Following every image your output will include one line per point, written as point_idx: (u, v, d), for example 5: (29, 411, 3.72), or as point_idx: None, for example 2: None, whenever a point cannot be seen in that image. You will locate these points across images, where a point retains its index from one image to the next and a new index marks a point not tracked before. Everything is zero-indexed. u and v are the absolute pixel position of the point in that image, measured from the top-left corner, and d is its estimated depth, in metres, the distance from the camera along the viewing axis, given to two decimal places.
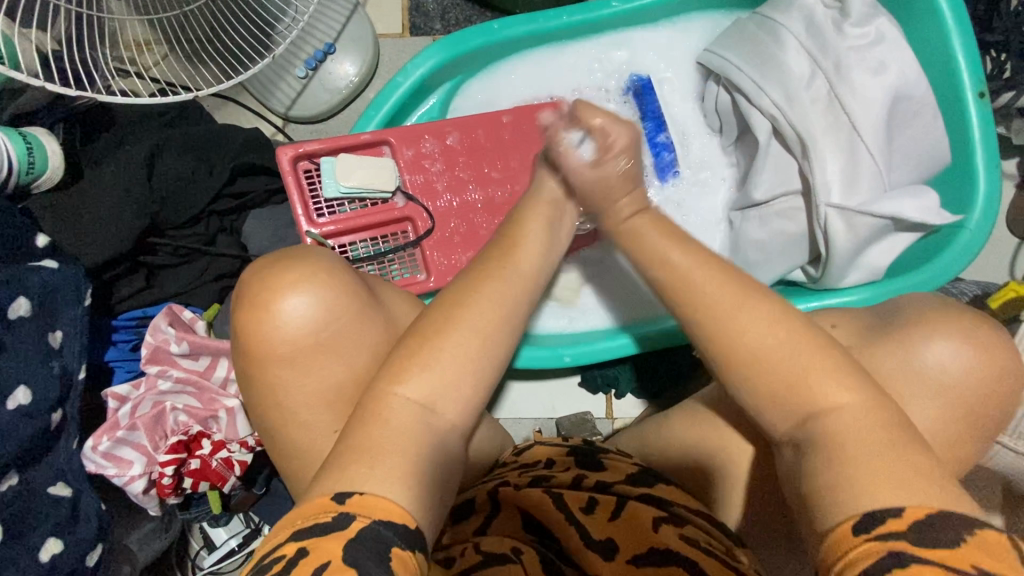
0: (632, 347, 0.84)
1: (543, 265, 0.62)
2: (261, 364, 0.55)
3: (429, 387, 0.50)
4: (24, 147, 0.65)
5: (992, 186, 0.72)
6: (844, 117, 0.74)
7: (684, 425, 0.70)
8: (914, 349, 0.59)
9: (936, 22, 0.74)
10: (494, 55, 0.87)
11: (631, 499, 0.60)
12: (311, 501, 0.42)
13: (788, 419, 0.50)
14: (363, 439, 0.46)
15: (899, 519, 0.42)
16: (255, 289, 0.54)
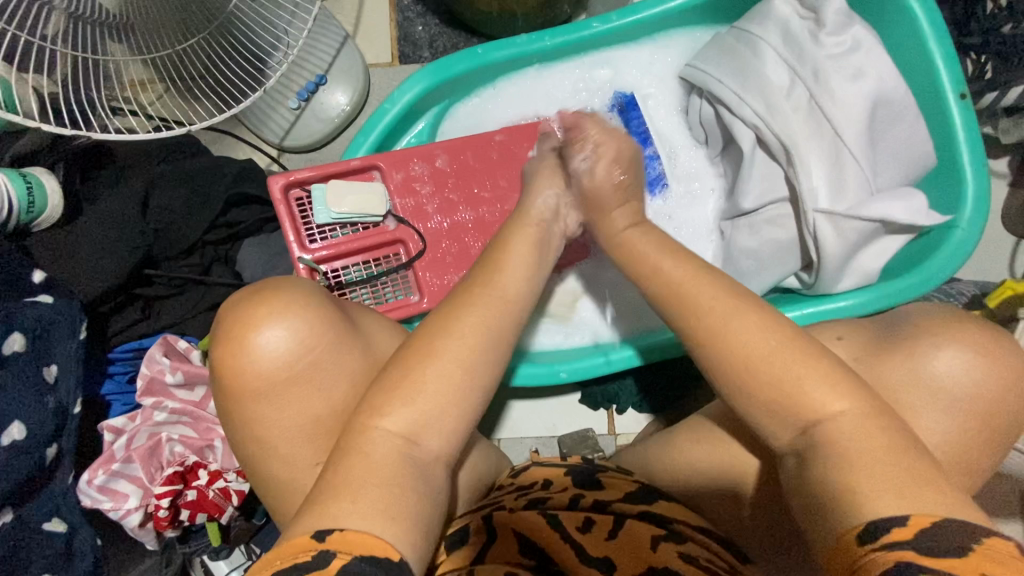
0: (630, 361, 0.83)
1: (531, 286, 0.63)
2: (237, 397, 0.55)
3: (411, 417, 0.51)
4: (24, 188, 0.66)
5: (979, 185, 0.72)
6: (826, 124, 0.74)
7: (693, 446, 0.71)
8: (920, 358, 0.61)
9: (910, 28, 0.75)
10: (480, 79, 0.89)
11: (629, 518, 0.60)
12: (291, 540, 0.42)
13: (791, 455, 0.51)
14: (347, 474, 0.47)
15: (905, 528, 0.42)
16: (230, 324, 0.55)
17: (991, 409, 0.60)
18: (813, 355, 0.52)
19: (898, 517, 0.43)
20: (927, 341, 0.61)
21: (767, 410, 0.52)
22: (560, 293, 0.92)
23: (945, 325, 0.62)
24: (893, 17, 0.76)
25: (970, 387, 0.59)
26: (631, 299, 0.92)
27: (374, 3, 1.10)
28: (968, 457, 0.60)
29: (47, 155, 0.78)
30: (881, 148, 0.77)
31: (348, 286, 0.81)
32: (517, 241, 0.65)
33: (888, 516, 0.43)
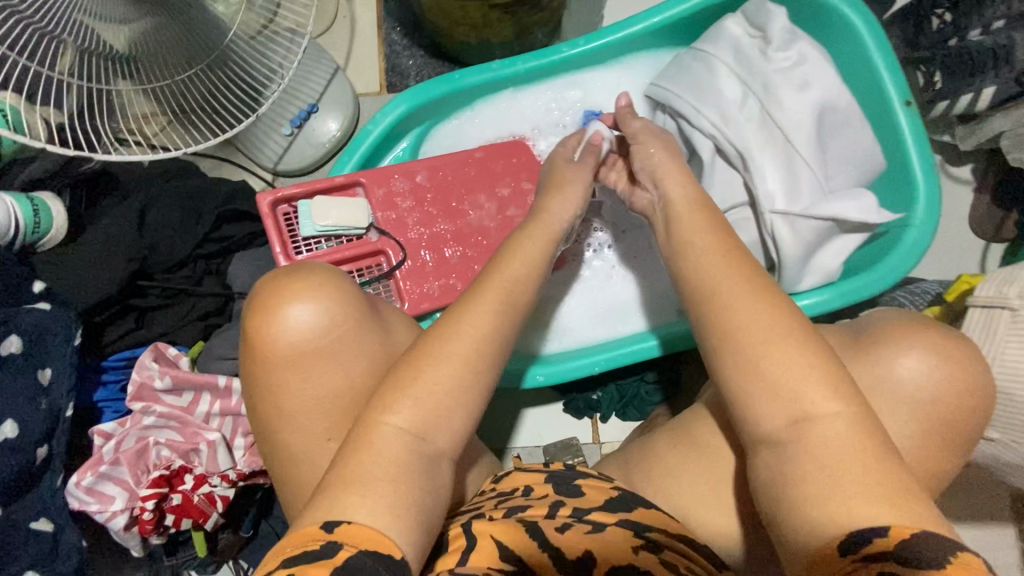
0: (619, 360, 0.87)
1: (525, 285, 0.66)
2: (266, 363, 0.58)
3: (418, 413, 0.54)
4: (30, 208, 0.72)
5: (930, 185, 0.77)
6: (778, 131, 0.79)
7: (681, 463, 0.76)
8: (890, 361, 0.62)
9: (857, 42, 0.80)
10: (458, 102, 0.95)
11: (609, 525, 0.63)
12: (301, 530, 0.46)
13: (781, 441, 0.55)
14: (353, 466, 0.50)
15: (886, 539, 0.48)
16: (269, 295, 0.59)
17: (956, 415, 0.61)
18: (790, 361, 0.55)
19: (880, 529, 0.48)
20: (892, 345, 0.62)
21: (750, 415, 0.57)
22: (545, 298, 0.96)
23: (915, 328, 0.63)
24: (838, 33, 0.82)
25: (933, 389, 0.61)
26: (620, 299, 0.97)
27: (363, 37, 1.17)
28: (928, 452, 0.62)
29: (56, 180, 0.85)
30: (833, 153, 0.82)
31: None
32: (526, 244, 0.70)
33: (869, 527, 0.49)
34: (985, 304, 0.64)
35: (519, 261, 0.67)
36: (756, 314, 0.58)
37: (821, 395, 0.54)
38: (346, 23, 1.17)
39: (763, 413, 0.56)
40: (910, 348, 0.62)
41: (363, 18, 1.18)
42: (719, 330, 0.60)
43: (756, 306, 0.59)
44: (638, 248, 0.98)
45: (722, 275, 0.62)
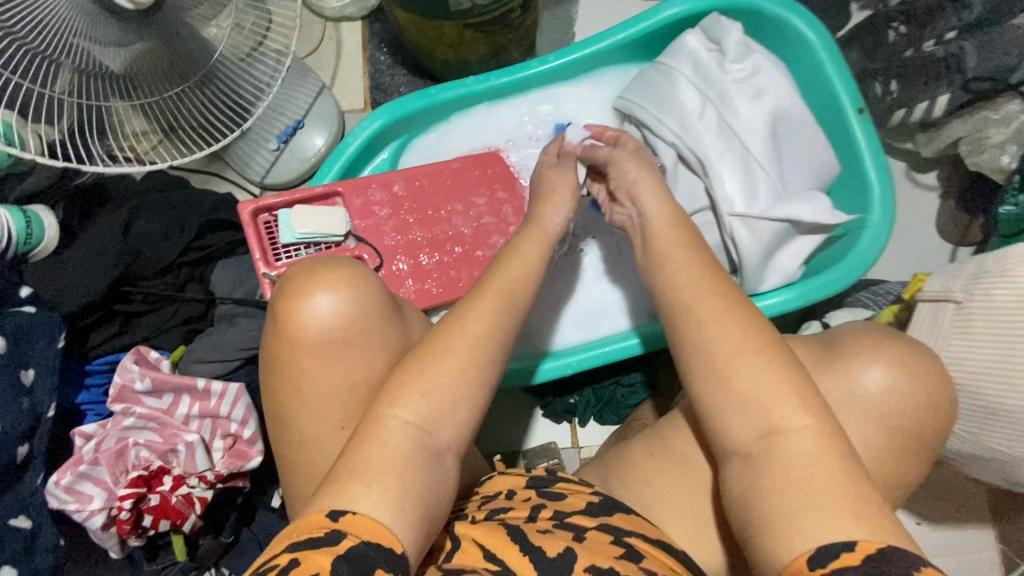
0: (598, 358, 0.90)
1: (530, 284, 0.68)
2: (292, 348, 0.60)
3: (424, 408, 0.55)
4: (23, 221, 0.77)
5: (885, 188, 0.80)
6: (733, 137, 0.83)
7: (646, 460, 0.77)
8: (855, 374, 0.60)
9: (813, 54, 0.85)
10: (435, 116, 1.00)
11: (590, 530, 0.65)
12: (309, 516, 0.49)
13: (749, 451, 0.58)
14: (361, 457, 0.53)
15: (853, 554, 0.49)
16: (300, 283, 0.61)
17: (918, 429, 0.59)
18: (765, 375, 0.58)
19: (848, 542, 0.51)
20: (857, 358, 0.60)
21: (721, 432, 0.60)
22: (543, 297, 0.98)
23: (874, 341, 0.61)
24: (794, 45, 0.87)
25: (896, 403, 0.59)
26: (603, 299, 0.99)
27: (348, 57, 1.23)
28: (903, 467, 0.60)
29: (50, 195, 0.89)
30: (789, 157, 0.85)
31: None
32: (527, 244, 0.72)
33: (837, 540, 0.51)
34: (931, 298, 0.66)
35: (525, 262, 0.69)
36: (728, 327, 0.62)
37: (791, 408, 0.57)
38: (332, 44, 1.23)
39: (733, 426, 0.59)
40: (872, 358, 0.60)
41: (349, 39, 1.23)
42: (692, 339, 0.63)
43: (721, 322, 0.62)
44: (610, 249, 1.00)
45: (693, 282, 0.66)
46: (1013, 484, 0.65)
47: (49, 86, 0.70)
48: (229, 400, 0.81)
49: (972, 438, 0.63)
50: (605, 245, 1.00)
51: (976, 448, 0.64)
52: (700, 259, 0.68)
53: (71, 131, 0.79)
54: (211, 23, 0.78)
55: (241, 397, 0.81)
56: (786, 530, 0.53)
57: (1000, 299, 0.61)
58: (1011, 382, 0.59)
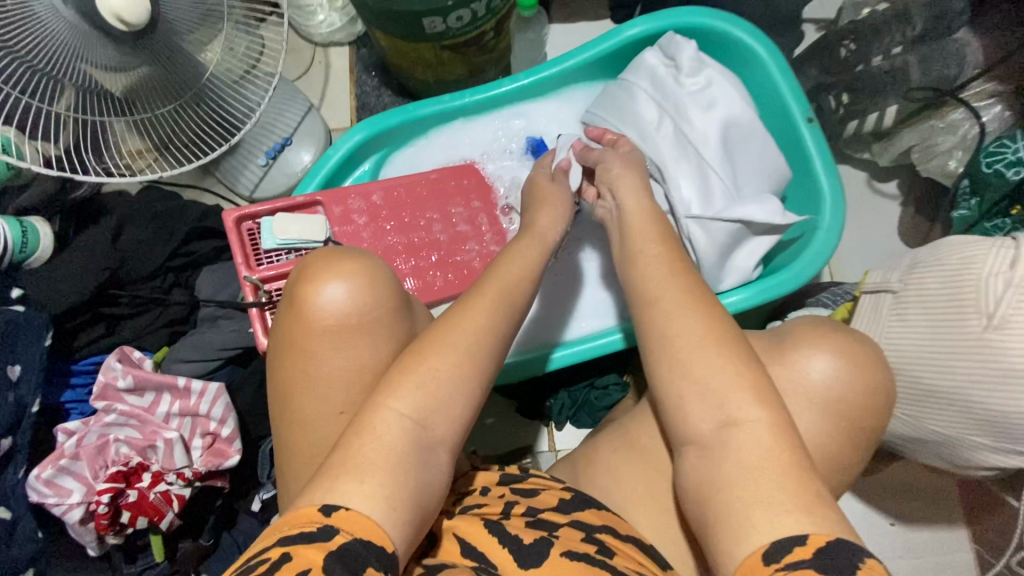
0: (583, 353, 0.92)
1: (526, 283, 0.69)
2: (306, 331, 0.62)
3: (419, 401, 0.55)
4: (19, 230, 0.83)
5: (834, 189, 0.86)
6: (689, 147, 0.88)
7: (608, 454, 0.77)
8: (798, 364, 0.60)
9: (766, 71, 0.92)
10: (412, 132, 1.05)
11: (563, 526, 0.66)
12: (299, 510, 0.48)
13: (702, 441, 0.57)
14: (356, 452, 0.51)
15: (806, 546, 0.48)
16: (318, 270, 0.64)
17: (860, 411, 0.60)
18: (719, 367, 0.58)
19: (799, 537, 0.49)
20: (799, 348, 0.61)
21: (682, 416, 0.59)
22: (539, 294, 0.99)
23: (817, 332, 0.62)
24: (749, 62, 0.94)
25: (844, 391, 0.59)
26: (592, 295, 1.00)
27: (336, 80, 1.30)
28: (846, 448, 0.61)
29: (46, 209, 0.95)
30: (743, 164, 0.89)
31: None
32: (526, 246, 0.73)
33: (790, 537, 0.49)
34: (873, 290, 0.71)
35: (522, 264, 0.70)
36: (689, 318, 0.61)
37: (747, 400, 0.56)
38: (321, 68, 1.30)
39: (694, 415, 0.58)
40: (814, 349, 0.60)
41: (337, 63, 1.30)
42: (657, 331, 0.62)
43: (683, 309, 0.62)
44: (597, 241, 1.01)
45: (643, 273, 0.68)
46: (954, 466, 0.67)
47: (53, 102, 0.76)
48: (208, 399, 0.84)
49: (914, 421, 0.66)
50: (596, 245, 1.00)
51: (914, 430, 0.66)
52: (666, 249, 0.68)
53: (70, 147, 0.84)
54: (205, 48, 0.84)
55: (221, 395, 0.84)
56: (743, 529, 0.51)
57: (929, 287, 0.65)
58: (949, 366, 0.62)
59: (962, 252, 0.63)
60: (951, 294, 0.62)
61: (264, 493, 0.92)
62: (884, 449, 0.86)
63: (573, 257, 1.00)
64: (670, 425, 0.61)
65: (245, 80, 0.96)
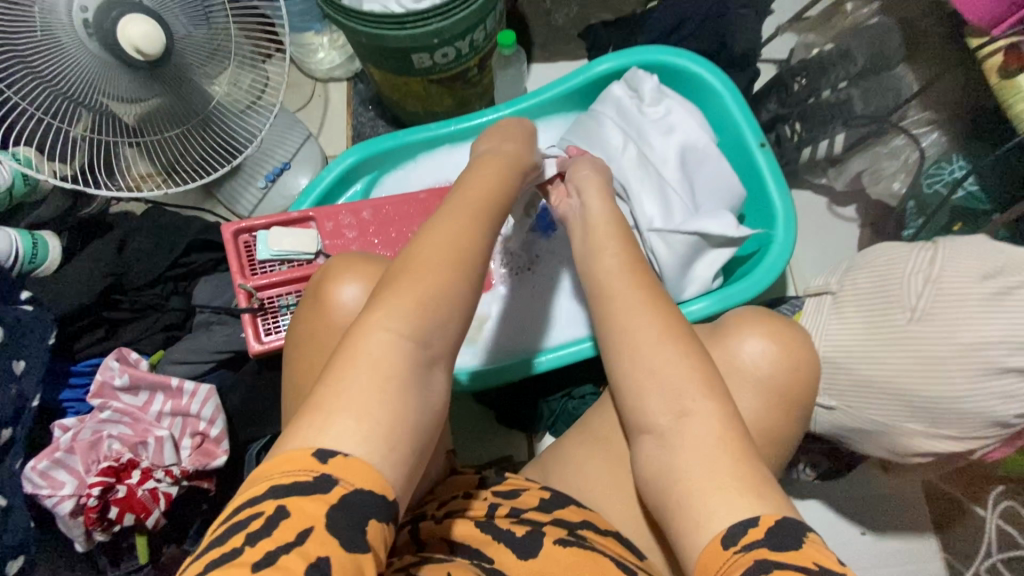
0: (557, 361, 0.97)
1: (500, 201, 0.66)
2: (327, 326, 0.69)
3: (404, 317, 0.53)
4: (30, 242, 0.91)
5: (785, 206, 0.94)
6: (651, 167, 0.97)
7: (579, 452, 0.80)
8: (737, 352, 0.68)
9: (721, 101, 1.02)
10: (401, 157, 1.14)
11: (546, 525, 0.69)
12: (293, 454, 0.46)
13: (657, 430, 0.61)
14: (344, 383, 0.49)
15: (757, 527, 0.50)
16: (340, 273, 0.72)
17: (788, 388, 0.68)
18: (676, 362, 0.61)
19: (750, 519, 0.51)
20: (737, 334, 0.69)
21: (642, 407, 0.62)
22: (518, 309, 1.05)
23: (751, 320, 0.70)
24: (704, 94, 1.05)
25: (776, 373, 0.67)
26: (565, 307, 1.06)
27: (334, 111, 1.40)
28: (779, 422, 0.68)
29: (56, 224, 1.02)
30: (700, 183, 0.97)
31: (280, 310, 0.94)
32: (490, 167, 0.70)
33: (745, 519, 0.51)
34: (815, 294, 0.78)
35: (491, 184, 0.67)
36: (642, 315, 0.64)
37: (698, 392, 0.59)
38: (320, 100, 1.40)
39: (652, 408, 0.61)
40: (751, 335, 0.68)
41: (335, 96, 1.40)
42: (619, 326, 0.65)
43: (633, 301, 0.66)
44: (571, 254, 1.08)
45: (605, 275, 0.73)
46: (895, 455, 0.71)
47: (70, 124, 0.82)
48: (200, 399, 0.88)
49: (857, 413, 0.70)
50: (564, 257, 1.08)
51: (859, 422, 0.71)
52: (626, 245, 0.72)
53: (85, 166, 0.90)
54: (213, 80, 0.93)
55: (211, 397, 0.89)
56: (703, 516, 0.53)
57: (860, 286, 0.72)
58: (881, 357, 0.68)
59: (886, 255, 0.71)
60: (880, 290, 0.70)
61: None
62: (839, 449, 0.90)
63: (548, 273, 1.07)
64: (628, 415, 0.64)
65: (250, 108, 1.04)
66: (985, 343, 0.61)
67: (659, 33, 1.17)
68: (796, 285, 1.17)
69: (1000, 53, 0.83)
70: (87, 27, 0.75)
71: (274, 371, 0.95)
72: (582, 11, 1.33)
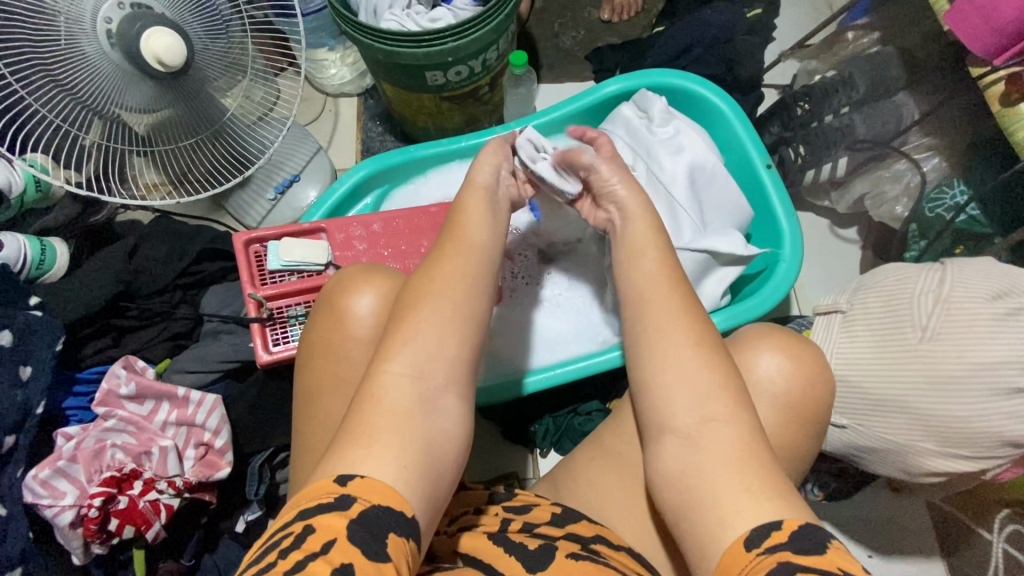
0: (576, 372, 0.96)
1: (493, 237, 0.68)
2: (338, 336, 0.69)
3: (413, 357, 0.56)
4: (39, 247, 0.91)
5: (793, 226, 0.95)
6: (661, 186, 0.99)
7: (589, 467, 0.80)
8: (752, 364, 0.68)
9: (728, 122, 1.04)
10: (413, 171, 1.16)
11: (559, 539, 0.68)
12: (315, 484, 0.48)
13: (683, 434, 0.60)
14: (364, 420, 0.52)
15: (781, 532, 0.51)
16: (352, 283, 0.72)
17: (804, 403, 0.68)
18: (696, 371, 0.61)
19: (774, 522, 0.51)
20: (753, 349, 0.69)
21: (666, 407, 0.62)
22: (529, 324, 1.05)
23: (768, 334, 0.71)
24: (711, 114, 1.07)
25: (792, 388, 0.68)
26: (576, 322, 1.06)
27: (344, 126, 1.41)
28: (795, 437, 0.68)
29: (66, 231, 1.02)
30: (707, 202, 0.99)
31: (290, 320, 0.94)
32: (471, 199, 0.71)
33: (767, 523, 0.52)
34: (825, 312, 0.77)
35: (479, 214, 0.69)
36: (667, 321, 0.65)
37: (718, 399, 0.60)
38: (330, 115, 1.42)
39: (681, 405, 0.61)
40: (767, 349, 0.69)
41: (346, 111, 1.42)
42: (643, 335, 0.65)
43: (654, 312, 0.66)
44: (582, 268, 1.09)
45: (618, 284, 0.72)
46: (908, 475, 0.72)
47: (84, 132, 0.82)
48: (205, 409, 0.88)
49: (868, 431, 0.71)
50: (572, 271, 1.09)
51: (871, 440, 0.71)
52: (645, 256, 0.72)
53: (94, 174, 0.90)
54: (225, 93, 0.94)
55: (217, 407, 0.88)
56: (725, 522, 0.54)
57: (871, 306, 0.72)
58: (895, 375, 0.68)
59: (899, 275, 0.71)
60: (890, 312, 0.70)
61: (248, 514, 0.95)
62: (845, 468, 0.91)
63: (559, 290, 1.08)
64: (648, 419, 0.64)
65: (262, 122, 1.06)
66: (992, 365, 0.62)
67: (667, 56, 1.20)
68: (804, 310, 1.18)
69: (1001, 82, 0.83)
70: (110, 36, 0.76)
71: (279, 381, 0.94)
72: (589, 35, 1.40)
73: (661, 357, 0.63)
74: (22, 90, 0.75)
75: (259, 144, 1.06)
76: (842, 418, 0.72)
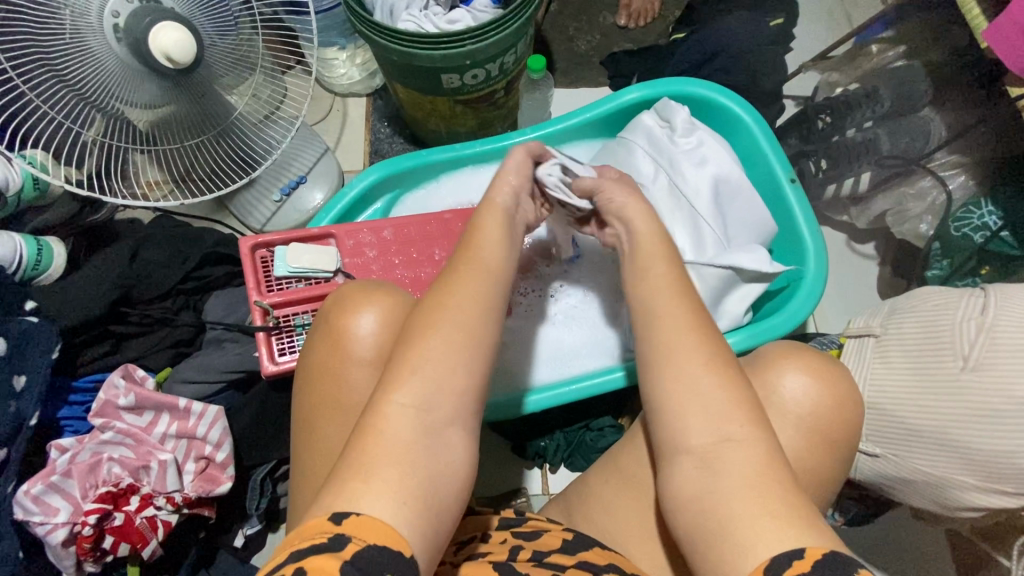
0: (587, 391, 0.93)
1: (507, 256, 0.65)
2: (341, 356, 0.66)
3: (421, 386, 0.53)
4: (35, 247, 0.87)
5: (817, 242, 0.93)
6: (682, 199, 0.96)
7: (604, 489, 0.77)
8: (777, 384, 0.66)
9: (751, 134, 1.01)
10: (424, 176, 1.12)
11: (568, 568, 0.63)
12: (310, 521, 0.44)
13: (694, 457, 0.57)
14: (367, 451, 0.49)
15: (802, 560, 0.46)
16: (351, 301, 0.69)
17: (829, 426, 0.65)
18: (714, 395, 0.58)
19: (795, 551, 0.48)
20: (779, 367, 0.67)
21: (682, 427, 0.58)
22: (544, 338, 1.02)
23: (794, 352, 0.68)
24: (733, 125, 1.04)
25: (817, 411, 0.65)
26: (591, 335, 1.03)
27: (352, 126, 1.38)
28: (822, 461, 0.65)
29: (64, 230, 0.98)
30: (729, 216, 0.96)
31: (296, 329, 0.89)
32: (487, 216, 0.67)
33: (786, 550, 0.48)
34: (857, 335, 0.79)
35: (497, 237, 0.66)
36: (672, 340, 0.62)
37: (731, 421, 0.57)
38: (339, 115, 1.38)
39: (693, 428, 0.58)
40: (794, 369, 0.66)
41: (354, 111, 1.39)
42: (653, 353, 0.62)
43: (676, 330, 0.62)
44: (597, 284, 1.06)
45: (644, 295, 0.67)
46: (942, 508, 0.70)
47: (85, 129, 0.77)
48: (207, 421, 0.84)
49: (904, 462, 0.70)
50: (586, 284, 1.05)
51: (905, 471, 0.70)
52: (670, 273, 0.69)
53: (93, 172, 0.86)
54: (232, 90, 0.90)
55: (219, 418, 0.84)
56: (738, 550, 0.50)
57: (908, 332, 0.72)
58: (938, 405, 0.66)
59: (937, 300, 0.71)
60: (928, 338, 0.69)
61: (248, 528, 0.92)
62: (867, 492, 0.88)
63: (574, 304, 1.04)
64: (660, 440, 0.60)
65: (268, 122, 1.02)
66: None
67: (688, 65, 1.18)
68: (824, 326, 1.15)
69: None
70: (117, 31, 0.72)
71: (283, 393, 0.90)
72: (605, 39, 1.37)
73: (674, 384, 0.60)
74: (21, 83, 0.70)
75: (265, 145, 1.02)
76: (874, 447, 0.72)
